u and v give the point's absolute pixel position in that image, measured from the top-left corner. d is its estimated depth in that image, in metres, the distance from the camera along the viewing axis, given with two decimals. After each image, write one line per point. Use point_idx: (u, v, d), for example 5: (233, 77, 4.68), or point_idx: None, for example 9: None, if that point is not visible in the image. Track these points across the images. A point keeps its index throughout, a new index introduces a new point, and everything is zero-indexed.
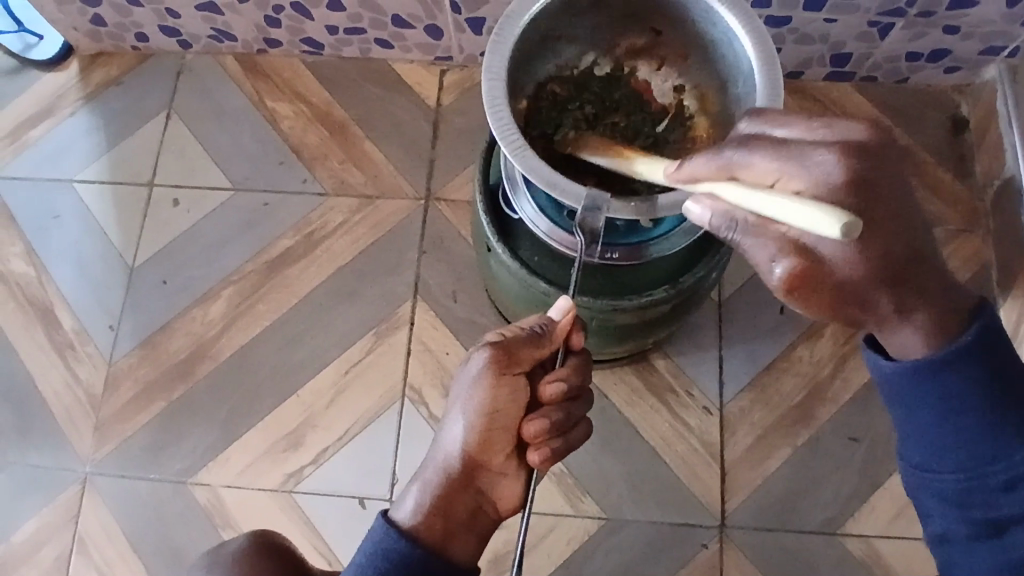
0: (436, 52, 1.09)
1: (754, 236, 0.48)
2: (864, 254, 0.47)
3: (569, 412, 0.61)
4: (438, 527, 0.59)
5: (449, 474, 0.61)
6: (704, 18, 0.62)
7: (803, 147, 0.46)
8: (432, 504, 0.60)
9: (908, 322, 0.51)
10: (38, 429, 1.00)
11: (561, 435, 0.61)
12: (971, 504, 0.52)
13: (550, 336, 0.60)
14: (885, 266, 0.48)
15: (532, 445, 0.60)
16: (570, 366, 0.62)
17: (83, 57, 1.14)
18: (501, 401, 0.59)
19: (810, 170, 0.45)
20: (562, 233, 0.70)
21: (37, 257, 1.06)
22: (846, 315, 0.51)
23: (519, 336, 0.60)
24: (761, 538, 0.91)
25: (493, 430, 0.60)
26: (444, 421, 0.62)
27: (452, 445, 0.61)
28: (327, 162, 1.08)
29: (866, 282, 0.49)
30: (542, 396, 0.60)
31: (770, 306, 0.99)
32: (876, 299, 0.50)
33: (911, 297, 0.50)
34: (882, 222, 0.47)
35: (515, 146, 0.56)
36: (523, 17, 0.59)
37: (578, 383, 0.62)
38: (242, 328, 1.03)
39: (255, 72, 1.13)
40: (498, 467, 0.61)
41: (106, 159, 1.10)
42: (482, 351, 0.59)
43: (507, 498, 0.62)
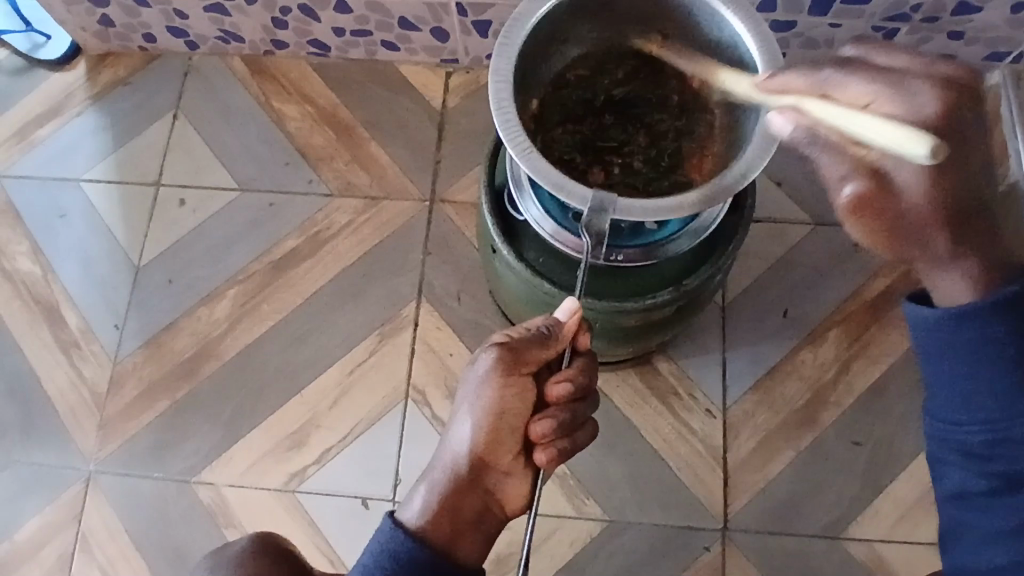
0: (442, 55, 1.09)
1: (833, 153, 0.48)
2: (933, 185, 0.48)
3: (576, 413, 0.61)
4: (445, 527, 0.60)
5: (457, 474, 0.61)
6: (710, 22, 0.63)
7: (909, 77, 0.47)
8: (440, 503, 0.60)
9: (955, 263, 0.51)
10: (42, 427, 1.00)
11: (569, 436, 0.61)
12: (991, 458, 0.51)
13: (557, 336, 0.60)
14: (947, 204, 0.49)
15: (539, 446, 0.60)
16: (577, 367, 0.62)
17: (91, 57, 1.15)
18: (508, 403, 0.59)
19: (906, 101, 0.47)
20: (567, 234, 0.70)
21: (43, 256, 1.07)
22: (901, 253, 0.52)
23: (526, 337, 0.60)
24: (763, 541, 0.91)
25: (500, 431, 0.60)
26: (452, 421, 0.63)
27: (460, 445, 0.61)
28: (333, 163, 1.09)
29: (923, 215, 0.49)
30: (548, 397, 0.60)
31: (773, 309, 0.99)
32: (930, 238, 0.51)
33: (964, 242, 0.51)
34: (958, 158, 0.47)
35: (521, 148, 0.56)
36: (530, 20, 0.60)
37: (585, 384, 0.62)
38: (246, 327, 1.03)
39: (262, 74, 1.13)
40: (505, 467, 0.62)
41: (113, 159, 1.10)
42: (489, 351, 0.59)
43: (514, 497, 0.63)
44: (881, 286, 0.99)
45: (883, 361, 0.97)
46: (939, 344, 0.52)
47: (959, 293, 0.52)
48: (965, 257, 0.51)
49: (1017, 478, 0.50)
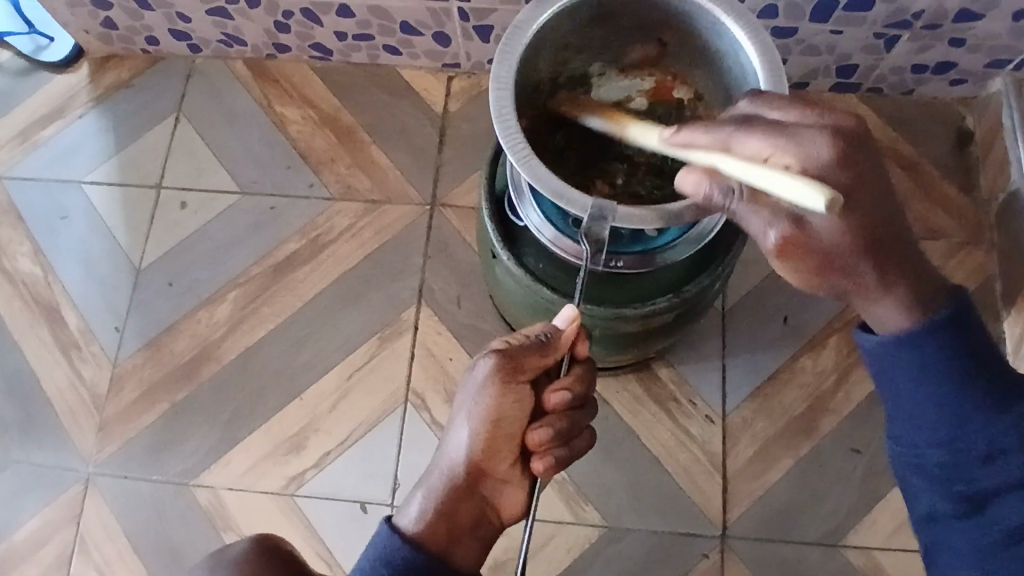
0: (444, 59, 1.09)
1: (752, 205, 0.50)
2: (848, 224, 0.50)
3: (573, 421, 0.61)
4: (441, 533, 0.59)
5: (454, 480, 0.61)
6: (711, 30, 0.63)
7: (803, 128, 0.49)
8: (436, 510, 0.60)
9: (889, 289, 0.54)
10: (42, 428, 1.00)
11: (565, 444, 0.61)
12: (953, 480, 0.54)
13: (555, 343, 0.60)
14: (867, 239, 0.51)
15: (536, 454, 0.60)
16: (575, 374, 0.61)
17: (94, 59, 1.15)
18: (506, 410, 0.59)
19: (801, 150, 0.49)
20: (567, 241, 0.70)
21: (44, 257, 1.07)
22: (836, 289, 0.54)
23: (524, 344, 0.59)
24: (762, 549, 0.91)
25: (498, 439, 0.60)
26: (449, 427, 0.62)
27: (456, 452, 0.61)
28: (334, 167, 1.09)
29: (847, 253, 0.51)
30: (546, 405, 0.60)
31: (773, 316, 0.99)
32: (862, 272, 0.53)
33: (892, 270, 0.53)
34: (864, 194, 0.50)
35: (522, 155, 0.56)
36: (531, 28, 0.60)
37: (582, 392, 0.61)
38: (247, 330, 1.03)
39: (264, 77, 1.13)
40: (501, 474, 0.62)
41: (114, 161, 1.11)
42: (488, 358, 0.59)
43: (509, 504, 0.63)
44: None
45: None
46: (889, 368, 0.56)
47: (897, 323, 0.55)
48: (894, 284, 0.54)
49: (978, 497, 0.53)
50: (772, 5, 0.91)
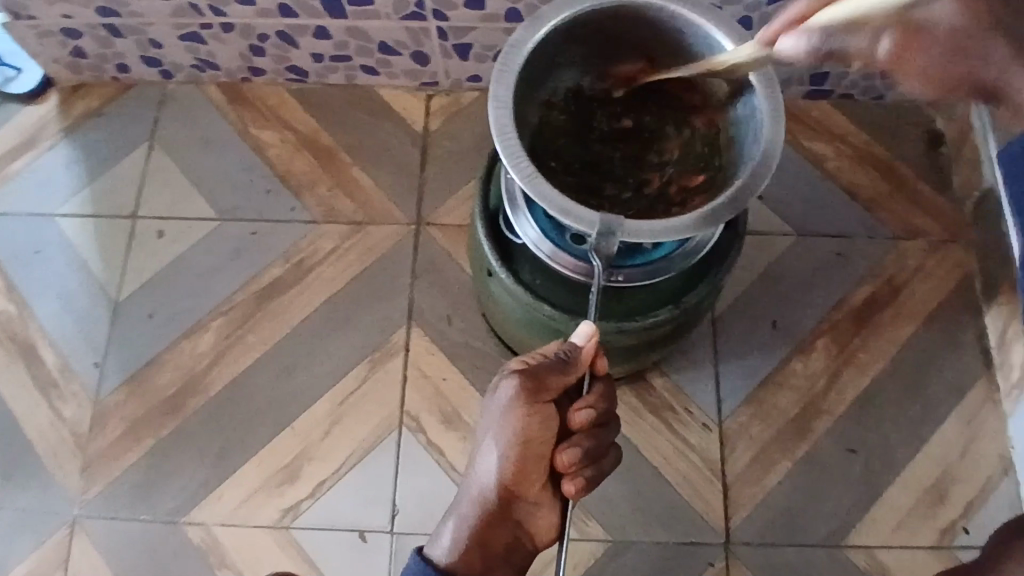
0: (423, 78, 1.09)
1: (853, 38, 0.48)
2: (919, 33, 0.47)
3: (599, 440, 0.61)
4: (476, 559, 0.62)
5: (486, 507, 0.62)
6: (704, 44, 0.64)
7: None
8: (470, 537, 0.62)
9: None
10: (22, 471, 0.97)
11: (594, 462, 0.61)
12: None
13: (576, 361, 0.59)
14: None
15: (566, 475, 0.60)
16: (597, 392, 0.61)
17: (62, 89, 1.12)
18: (533, 433, 0.59)
19: None
20: (565, 255, 0.70)
21: (17, 293, 1.03)
22: None
23: (544, 363, 0.59)
24: (766, 554, 0.92)
25: (526, 463, 0.60)
26: (477, 453, 0.63)
27: (486, 478, 0.62)
28: (315, 189, 1.07)
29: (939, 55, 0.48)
30: (571, 423, 0.59)
31: (763, 321, 1.00)
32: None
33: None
34: None
35: (526, 173, 0.56)
36: (527, 46, 0.60)
37: (606, 410, 0.61)
38: (233, 360, 1.00)
39: (239, 100, 1.11)
40: (533, 497, 0.62)
41: (88, 191, 1.07)
42: (509, 380, 0.59)
43: (543, 526, 0.64)
44: (865, 294, 1.01)
45: (872, 368, 0.98)
46: None
47: None
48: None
49: None
50: (748, 16, 0.93)
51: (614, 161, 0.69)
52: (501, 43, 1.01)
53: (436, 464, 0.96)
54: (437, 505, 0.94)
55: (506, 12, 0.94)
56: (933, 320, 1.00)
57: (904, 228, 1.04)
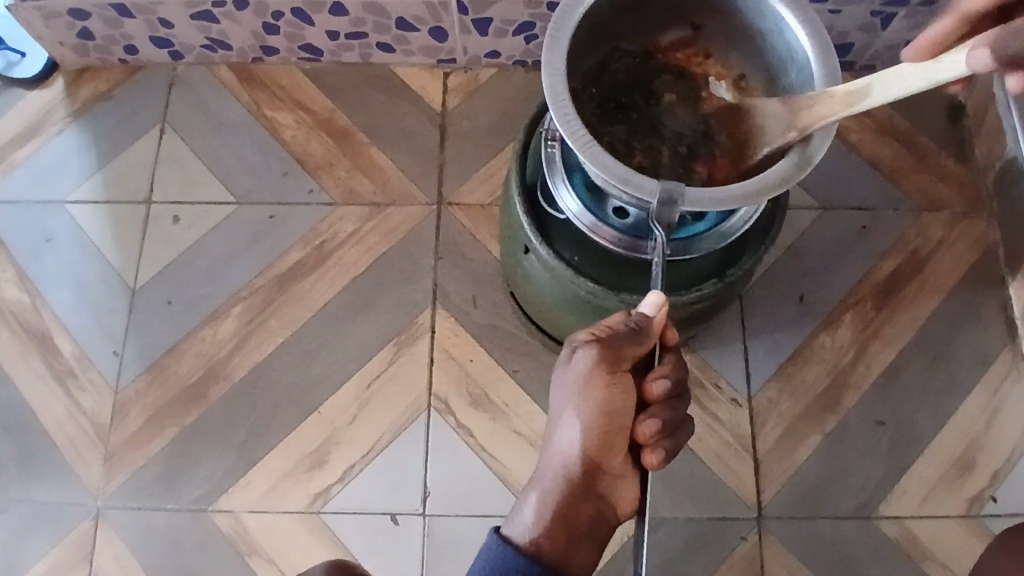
0: (440, 55, 1.07)
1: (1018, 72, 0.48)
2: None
3: (677, 410, 0.60)
4: (559, 536, 0.62)
5: (567, 484, 0.62)
6: (754, 10, 0.63)
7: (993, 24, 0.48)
8: (552, 515, 0.62)
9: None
10: (43, 462, 0.95)
11: (672, 434, 0.61)
12: None
13: (647, 331, 0.59)
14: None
15: (646, 448, 0.60)
16: (671, 362, 0.62)
17: (67, 72, 1.09)
18: (611, 405, 0.59)
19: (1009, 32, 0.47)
20: (607, 229, 0.69)
21: (30, 283, 1.01)
22: None
23: (615, 335, 0.59)
24: (798, 527, 0.92)
25: (606, 435, 0.60)
26: (553, 429, 0.63)
27: (566, 452, 0.62)
28: (333, 170, 1.05)
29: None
30: (647, 395, 0.60)
31: (789, 296, 1.00)
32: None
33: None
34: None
35: (582, 142, 0.55)
36: (577, 12, 0.59)
37: (681, 380, 0.61)
38: (255, 346, 0.99)
39: (251, 81, 1.09)
40: (614, 471, 0.62)
41: (99, 177, 1.05)
42: (583, 352, 0.59)
43: (625, 501, 0.63)
44: (890, 267, 1.01)
45: (899, 340, 0.98)
46: None
47: None
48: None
49: None
50: None
51: (649, 129, 0.67)
52: (522, 18, 0.99)
53: (465, 445, 0.95)
54: (468, 487, 0.94)
55: None
56: (958, 291, 1.00)
57: (928, 200, 1.03)
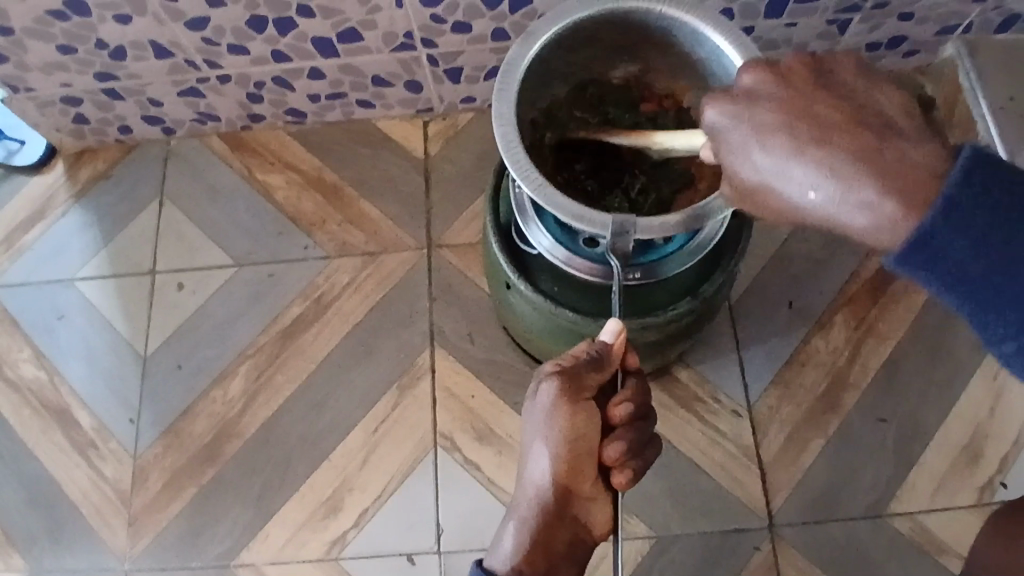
0: (418, 105, 1.11)
1: (737, 165, 0.48)
2: (843, 150, 0.44)
3: (643, 431, 0.63)
4: (539, 561, 0.64)
5: (544, 511, 0.64)
6: (691, 40, 0.67)
7: (744, 116, 0.47)
8: (531, 543, 0.64)
9: (882, 87, 0.47)
10: (69, 533, 0.98)
11: (639, 455, 0.63)
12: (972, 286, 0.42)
13: (608, 357, 0.62)
14: (836, 111, 0.45)
15: (615, 469, 0.62)
16: (632, 385, 0.64)
17: (68, 156, 1.15)
18: (578, 430, 0.61)
19: (741, 147, 0.47)
20: (580, 259, 0.72)
21: (46, 360, 1.05)
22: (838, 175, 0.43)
23: (579, 363, 0.62)
24: (811, 532, 0.92)
25: (576, 460, 0.62)
26: (525, 459, 0.65)
27: (539, 478, 0.63)
28: (326, 226, 1.09)
29: (889, 145, 0.43)
30: (613, 419, 0.63)
31: (779, 303, 1.01)
32: (832, 107, 0.46)
33: (854, 83, 0.47)
34: (802, 119, 0.46)
35: (537, 185, 0.60)
36: (523, 63, 0.63)
37: (644, 401, 0.64)
38: (264, 402, 1.02)
39: (242, 148, 1.14)
40: (589, 492, 0.64)
41: (104, 253, 1.10)
42: (548, 383, 0.61)
43: (600, 522, 0.66)
44: (876, 264, 1.02)
45: (893, 336, 0.99)
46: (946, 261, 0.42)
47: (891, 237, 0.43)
48: (843, 81, 0.47)
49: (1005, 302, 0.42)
50: (728, 8, 0.95)
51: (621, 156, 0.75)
52: (491, 63, 1.03)
53: (474, 478, 0.97)
54: (481, 521, 0.96)
55: (493, 32, 0.97)
56: None
57: None
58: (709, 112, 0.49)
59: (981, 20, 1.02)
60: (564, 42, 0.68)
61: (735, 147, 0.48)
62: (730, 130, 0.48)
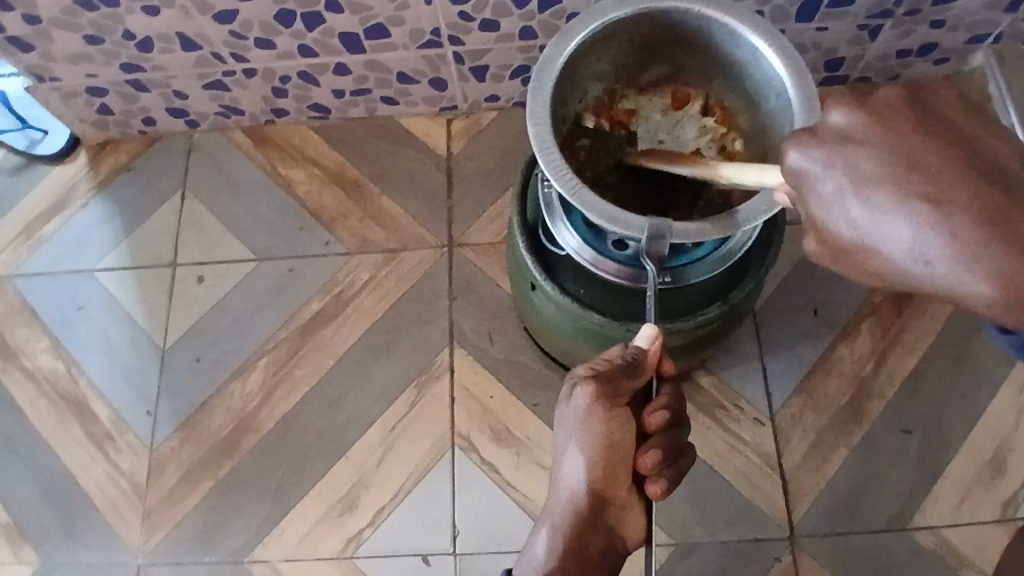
0: (441, 103, 1.11)
1: (829, 212, 0.45)
2: (950, 205, 0.40)
3: (676, 439, 0.62)
4: (574, 568, 0.62)
5: (577, 517, 0.63)
6: (728, 42, 0.66)
7: (839, 159, 0.44)
8: (565, 549, 0.62)
9: (992, 129, 0.43)
10: (84, 525, 0.98)
11: (673, 463, 0.62)
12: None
13: (644, 363, 0.61)
14: (942, 157, 0.42)
15: (649, 478, 0.62)
16: (667, 392, 0.63)
17: (91, 147, 1.15)
18: (614, 436, 0.61)
19: (835, 194, 0.44)
20: (608, 261, 0.71)
21: (65, 351, 1.06)
22: (946, 232, 0.40)
23: (614, 367, 0.60)
24: (833, 544, 0.91)
25: (610, 466, 0.61)
26: (558, 462, 0.64)
27: (572, 485, 0.63)
28: (347, 222, 1.09)
29: (1006, 199, 0.40)
30: (647, 426, 0.62)
31: (803, 310, 1.00)
32: (937, 153, 0.42)
33: (960, 127, 0.43)
34: (905, 168, 0.42)
35: (570, 185, 0.59)
36: (557, 61, 0.62)
37: (678, 408, 0.63)
38: (282, 398, 1.02)
39: (265, 143, 1.14)
40: (621, 499, 0.63)
41: (125, 245, 1.10)
42: (583, 388, 0.60)
43: (633, 530, 0.64)
44: None
45: (919, 346, 0.98)
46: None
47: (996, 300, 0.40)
48: (947, 120, 0.43)
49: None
50: (758, 10, 0.94)
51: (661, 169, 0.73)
52: (516, 62, 1.02)
53: (491, 479, 0.96)
54: (497, 523, 0.95)
55: (520, 31, 0.96)
56: None
57: None
58: (798, 156, 0.46)
59: (1014, 28, 1.00)
60: (598, 41, 0.67)
61: (829, 193, 0.45)
62: (824, 177, 0.45)
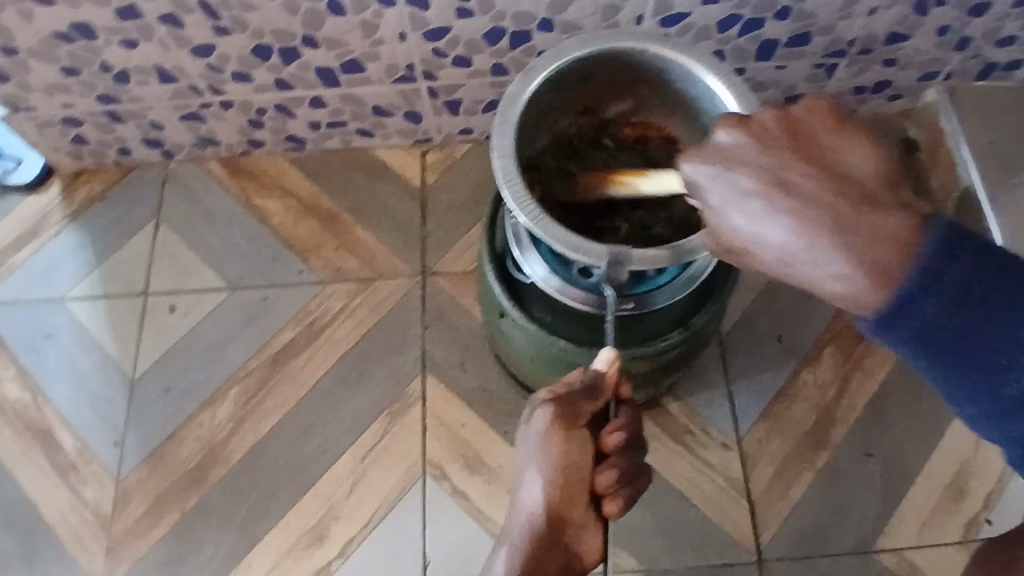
0: (416, 136, 1.13)
1: (718, 220, 0.49)
2: (820, 218, 0.45)
3: (634, 461, 0.64)
4: None
5: (535, 537, 0.62)
6: (685, 81, 0.70)
7: (728, 169, 0.48)
8: (522, 569, 0.61)
9: (853, 147, 0.47)
10: (45, 557, 0.96)
11: (631, 483, 0.64)
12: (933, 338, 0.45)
13: (602, 386, 0.64)
14: (816, 176, 0.46)
15: (606, 497, 0.63)
16: (625, 415, 0.66)
17: (64, 176, 1.16)
18: (571, 456, 0.62)
19: (727, 208, 0.48)
20: (574, 289, 0.73)
21: (31, 380, 1.04)
22: (817, 240, 0.45)
23: (574, 390, 0.64)
24: (799, 568, 0.92)
25: (568, 485, 0.62)
26: (518, 484, 0.64)
27: (530, 506, 0.63)
28: (321, 252, 1.10)
29: (863, 215, 0.45)
30: (604, 447, 0.64)
31: (769, 338, 1.03)
32: (807, 172, 0.46)
33: (829, 146, 0.48)
34: (790, 183, 0.46)
35: (534, 216, 0.61)
36: (521, 98, 0.65)
37: (635, 430, 0.65)
38: (252, 427, 1.01)
39: (240, 173, 1.15)
40: (579, 520, 0.64)
41: (97, 273, 1.10)
42: (543, 410, 0.63)
43: (593, 552, 0.64)
44: None
45: (879, 372, 1.00)
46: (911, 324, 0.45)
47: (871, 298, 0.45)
48: (819, 139, 0.48)
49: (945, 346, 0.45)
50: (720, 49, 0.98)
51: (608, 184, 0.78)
52: (489, 96, 1.05)
53: (462, 507, 0.96)
54: (468, 551, 0.95)
55: (491, 67, 0.99)
56: None
57: None
58: (691, 168, 0.50)
59: (962, 68, 1.05)
60: (563, 79, 0.70)
61: (718, 204, 0.49)
62: (709, 192, 0.49)
